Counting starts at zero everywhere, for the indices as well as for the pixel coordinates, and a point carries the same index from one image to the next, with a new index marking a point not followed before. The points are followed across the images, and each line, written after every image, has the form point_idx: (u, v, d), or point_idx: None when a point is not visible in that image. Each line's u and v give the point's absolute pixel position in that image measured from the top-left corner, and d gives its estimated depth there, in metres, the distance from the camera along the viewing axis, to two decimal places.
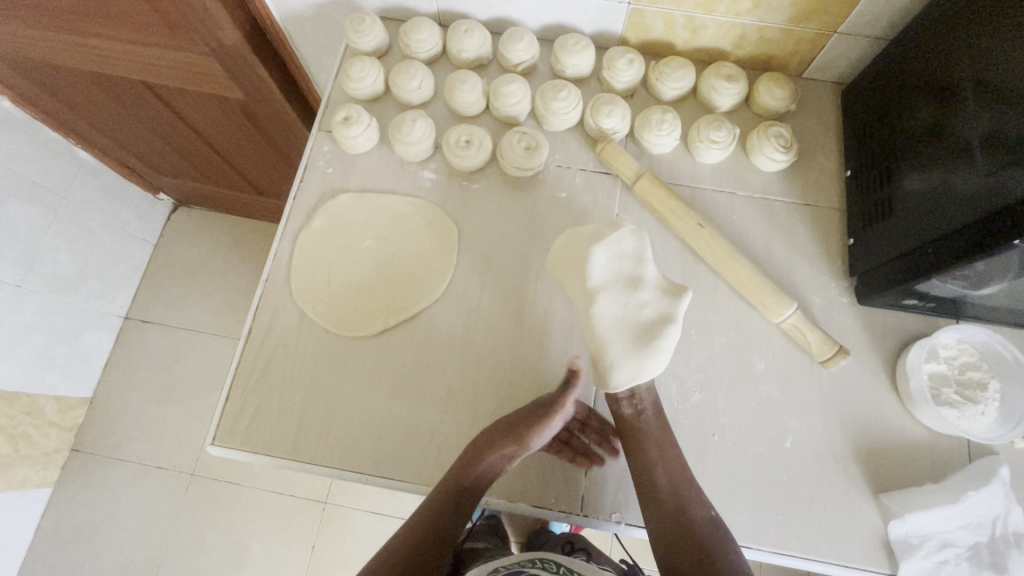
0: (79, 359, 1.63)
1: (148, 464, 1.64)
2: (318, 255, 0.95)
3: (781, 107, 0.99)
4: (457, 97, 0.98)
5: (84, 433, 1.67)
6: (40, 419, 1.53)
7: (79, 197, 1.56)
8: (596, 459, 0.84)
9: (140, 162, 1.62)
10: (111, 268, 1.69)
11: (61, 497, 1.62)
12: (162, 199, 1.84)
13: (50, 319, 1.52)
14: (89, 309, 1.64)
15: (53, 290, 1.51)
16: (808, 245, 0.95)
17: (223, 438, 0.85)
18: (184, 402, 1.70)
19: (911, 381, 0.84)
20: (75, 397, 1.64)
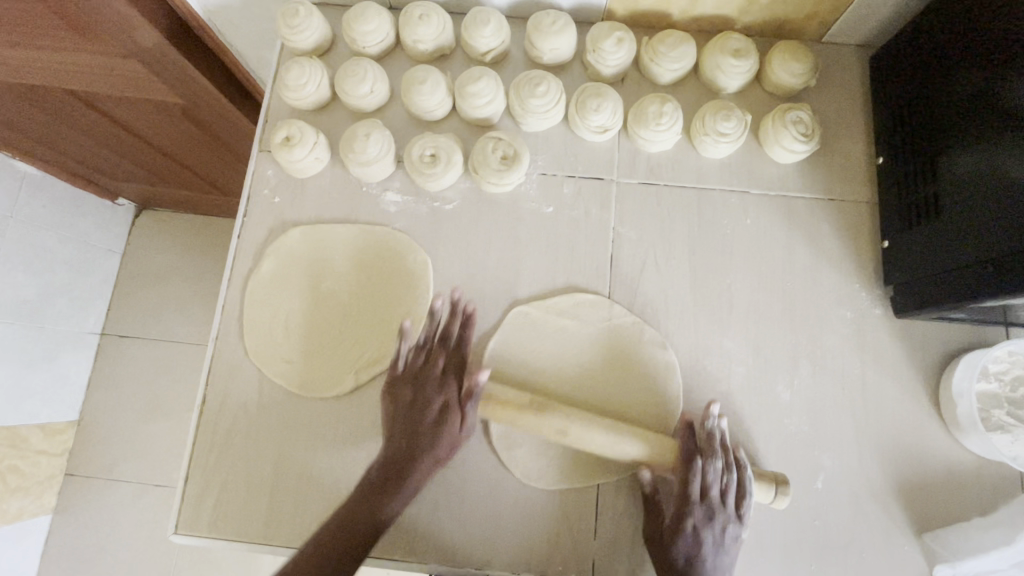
0: (58, 384, 1.34)
1: (146, 484, 1.37)
2: (272, 304, 0.82)
3: (798, 83, 0.84)
4: (417, 100, 0.83)
5: (76, 457, 1.39)
6: (24, 451, 1.27)
7: (28, 213, 1.24)
8: (606, 519, 0.75)
9: (93, 172, 1.31)
10: (77, 283, 1.37)
11: (65, 523, 1.36)
12: (122, 206, 1.48)
13: (14, 346, 1.23)
14: (58, 330, 1.33)
15: (14, 315, 1.22)
16: (835, 250, 0.83)
17: (186, 525, 0.76)
18: (175, 419, 1.40)
19: (957, 406, 0.74)
20: (61, 423, 1.36)
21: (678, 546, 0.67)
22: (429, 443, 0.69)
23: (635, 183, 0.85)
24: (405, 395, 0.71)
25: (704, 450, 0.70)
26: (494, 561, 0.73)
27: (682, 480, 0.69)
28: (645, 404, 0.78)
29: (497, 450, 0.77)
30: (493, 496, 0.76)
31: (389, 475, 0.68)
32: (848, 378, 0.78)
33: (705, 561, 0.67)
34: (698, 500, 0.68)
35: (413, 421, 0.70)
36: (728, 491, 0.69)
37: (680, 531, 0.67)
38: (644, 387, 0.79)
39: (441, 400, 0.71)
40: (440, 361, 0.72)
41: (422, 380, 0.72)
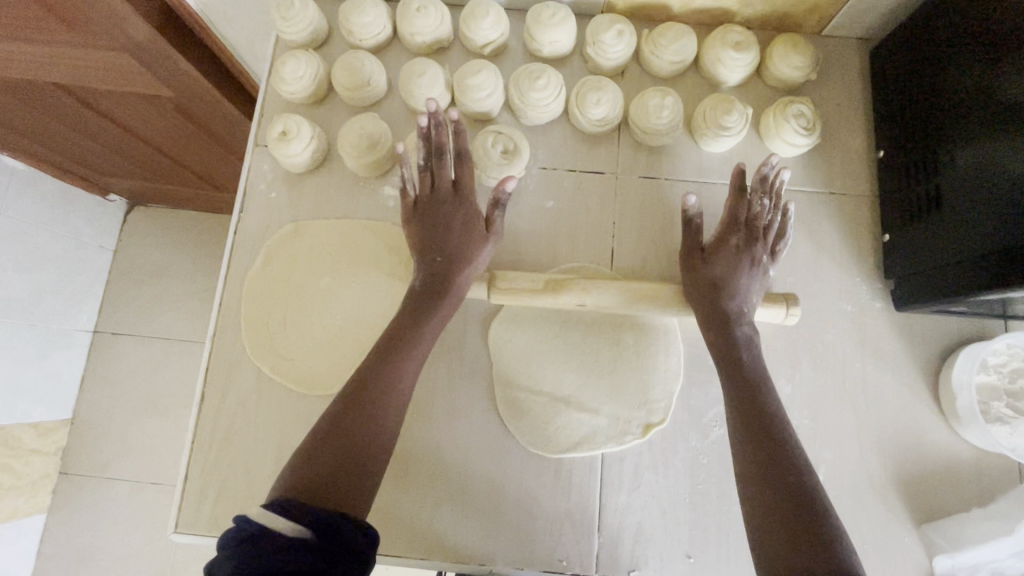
0: (51, 382, 1.32)
1: (141, 482, 1.36)
2: (270, 301, 0.81)
3: (799, 77, 0.84)
4: (416, 94, 0.82)
5: (70, 455, 1.37)
6: (16, 450, 1.25)
7: (18, 209, 1.22)
8: (609, 514, 0.75)
9: (82, 167, 1.29)
10: (69, 281, 1.36)
11: (59, 523, 1.35)
12: (113, 202, 1.46)
13: (5, 343, 1.21)
14: (51, 328, 1.31)
15: (4, 313, 1.21)
16: (835, 243, 0.83)
17: (186, 524, 0.75)
18: (171, 416, 1.39)
19: (957, 398, 0.75)
20: (54, 422, 1.34)
21: (718, 260, 0.72)
22: (456, 239, 0.73)
23: (636, 176, 0.85)
24: (441, 204, 0.75)
25: (758, 187, 0.75)
26: (497, 557, 0.73)
27: (732, 209, 0.74)
28: (648, 389, 0.78)
29: (499, 446, 0.77)
30: (496, 492, 0.75)
31: (428, 292, 0.71)
32: (849, 371, 0.79)
33: (739, 299, 0.70)
34: (744, 223, 0.74)
35: (447, 234, 0.73)
36: (772, 228, 0.75)
37: (726, 240, 0.73)
38: (648, 379, 0.78)
39: (465, 216, 0.74)
40: (446, 173, 0.75)
41: (437, 198, 0.75)
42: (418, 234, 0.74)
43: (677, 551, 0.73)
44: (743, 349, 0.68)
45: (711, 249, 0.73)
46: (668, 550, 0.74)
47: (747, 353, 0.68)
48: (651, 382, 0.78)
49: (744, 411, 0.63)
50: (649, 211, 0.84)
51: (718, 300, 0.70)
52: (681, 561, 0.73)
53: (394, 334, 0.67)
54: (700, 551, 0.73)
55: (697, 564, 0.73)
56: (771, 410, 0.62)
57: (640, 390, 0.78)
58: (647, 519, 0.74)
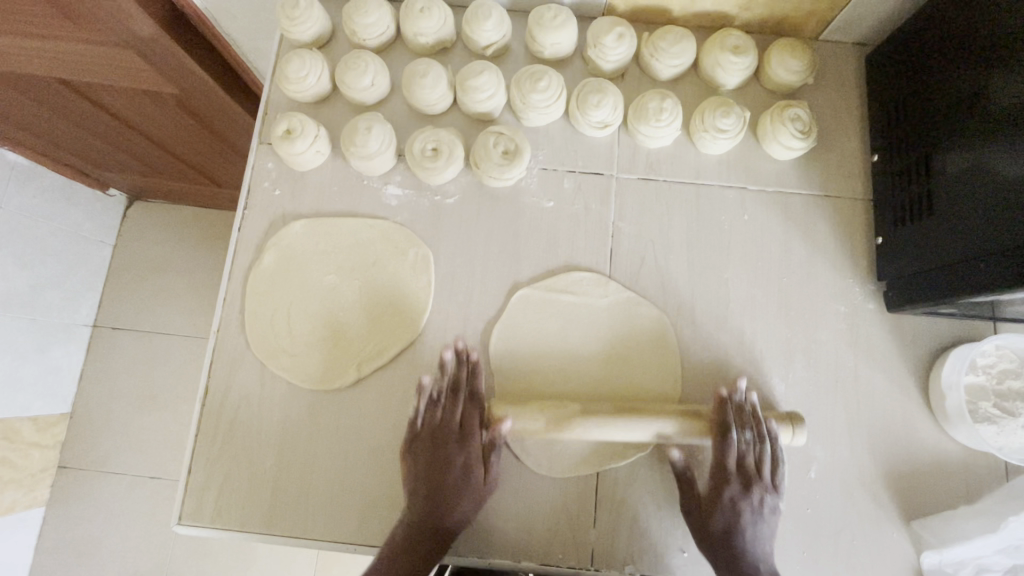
0: (51, 376, 1.33)
1: (141, 476, 1.37)
2: (274, 296, 0.83)
3: (796, 81, 0.85)
4: (419, 94, 0.83)
5: (69, 448, 1.39)
6: (16, 443, 1.26)
7: (19, 204, 1.23)
8: (605, 509, 0.76)
9: (84, 161, 1.29)
10: (69, 275, 1.36)
11: (57, 516, 1.36)
12: (114, 196, 1.47)
13: (6, 338, 1.22)
14: (51, 322, 1.32)
15: (6, 308, 1.21)
16: (830, 245, 0.84)
17: (189, 515, 0.77)
18: (171, 410, 1.40)
19: (946, 398, 0.76)
20: (53, 416, 1.35)
21: (717, 519, 0.70)
22: (461, 476, 0.72)
23: (635, 178, 0.86)
24: (427, 455, 0.73)
25: (741, 424, 0.73)
26: (495, 550, 0.75)
27: (719, 465, 0.71)
28: (644, 386, 0.79)
29: None
30: (495, 485, 0.77)
31: (420, 533, 0.70)
32: (841, 371, 0.80)
33: (752, 555, 0.69)
34: (736, 470, 0.71)
35: (448, 484, 0.71)
36: (762, 462, 0.72)
37: (724, 505, 0.70)
38: (645, 377, 0.80)
39: (457, 426, 0.74)
40: (456, 416, 0.74)
41: (443, 436, 0.73)
42: (416, 475, 0.72)
43: (671, 545, 0.75)
44: (751, 533, 0.69)
45: (708, 494, 0.71)
46: (662, 542, 0.75)
47: (758, 543, 0.69)
48: (647, 380, 0.80)
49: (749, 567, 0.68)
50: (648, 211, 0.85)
51: (725, 540, 0.69)
52: (675, 555, 0.75)
53: None
54: (694, 544, 0.75)
55: (690, 558, 0.75)
56: None
57: (636, 389, 0.79)
58: (643, 513, 0.76)
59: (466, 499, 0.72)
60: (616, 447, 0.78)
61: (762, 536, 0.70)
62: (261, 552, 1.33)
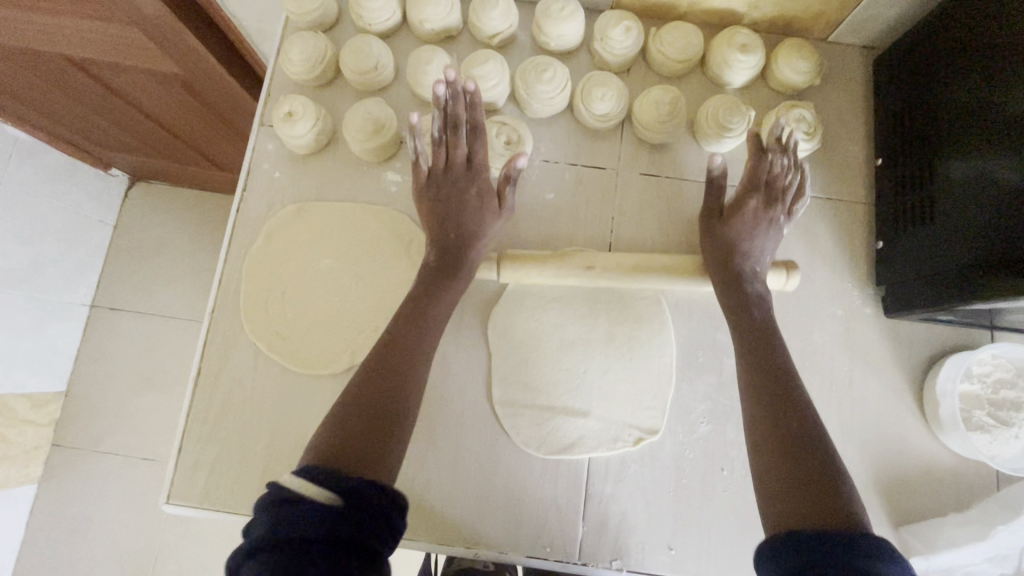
0: (47, 354, 1.33)
1: (133, 457, 1.37)
2: (270, 279, 0.82)
3: (803, 81, 0.84)
4: (422, 81, 0.82)
5: (64, 427, 1.39)
6: (9, 419, 1.25)
7: (20, 179, 1.22)
8: (594, 503, 0.76)
9: (86, 139, 1.28)
10: (68, 253, 1.36)
11: (50, 493, 1.36)
12: (115, 176, 1.46)
13: (4, 313, 1.21)
14: (48, 299, 1.32)
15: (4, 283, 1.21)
16: (830, 248, 0.84)
17: (178, 495, 0.77)
18: (166, 392, 1.40)
19: (940, 406, 0.76)
20: (48, 394, 1.35)
21: (738, 225, 0.74)
22: (473, 206, 0.75)
23: (637, 173, 0.86)
24: (445, 186, 0.76)
25: (778, 147, 0.75)
26: (482, 540, 0.74)
27: (750, 171, 0.75)
28: (637, 383, 0.79)
29: (488, 433, 0.78)
30: (485, 475, 0.77)
31: (445, 265, 0.73)
32: (835, 373, 0.80)
33: (754, 258, 0.73)
34: (763, 184, 0.75)
35: (461, 217, 0.75)
36: (788, 189, 0.76)
37: (736, 206, 0.75)
38: (640, 373, 0.80)
39: (466, 163, 0.76)
40: (463, 148, 0.76)
41: (454, 167, 0.76)
42: (431, 206, 0.76)
43: (659, 543, 0.75)
44: (755, 304, 0.70)
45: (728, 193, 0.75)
46: (651, 540, 0.75)
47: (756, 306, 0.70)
48: (642, 375, 0.79)
49: (755, 370, 0.64)
50: (648, 208, 0.85)
51: (734, 233, 0.74)
52: (662, 553, 0.74)
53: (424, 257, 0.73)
54: (681, 542, 0.75)
55: (677, 556, 0.74)
56: (784, 366, 0.64)
57: (631, 381, 0.79)
58: (632, 509, 0.76)
59: (475, 242, 0.74)
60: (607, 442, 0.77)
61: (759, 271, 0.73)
62: None
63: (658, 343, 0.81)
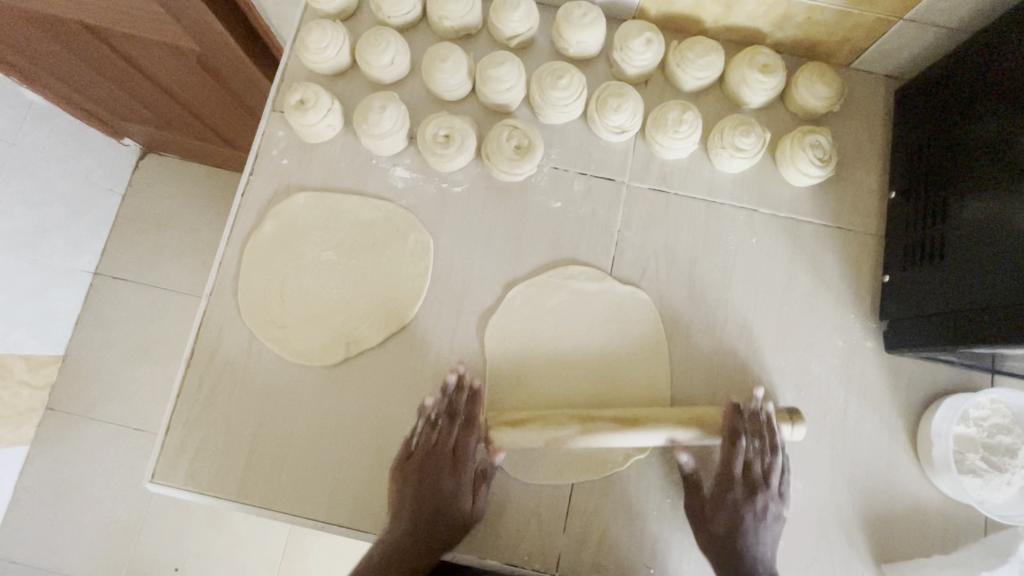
0: (47, 318, 1.33)
1: (124, 428, 1.37)
2: (269, 266, 0.82)
3: (822, 107, 0.83)
4: (437, 78, 0.81)
5: (58, 391, 1.39)
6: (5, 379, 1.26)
7: (32, 144, 1.22)
8: (576, 516, 0.76)
9: (100, 108, 1.28)
10: (75, 221, 1.36)
11: (40, 456, 1.36)
12: (127, 146, 1.46)
13: (6, 275, 1.21)
14: (52, 264, 1.32)
15: (10, 246, 1.20)
16: (835, 278, 0.83)
17: (163, 474, 0.77)
18: (161, 366, 1.41)
19: (933, 446, 0.75)
20: (45, 357, 1.35)
21: (717, 523, 0.71)
22: (453, 506, 0.72)
23: (646, 187, 0.85)
24: (421, 471, 0.72)
25: (752, 434, 0.72)
26: (460, 544, 0.74)
27: (723, 469, 0.72)
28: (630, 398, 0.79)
29: None
30: None
31: (412, 560, 0.70)
32: (830, 405, 0.79)
33: (747, 548, 0.70)
34: (740, 477, 0.72)
35: (439, 509, 0.71)
36: (771, 472, 0.72)
37: (728, 537, 0.70)
38: (633, 388, 0.79)
39: (451, 452, 0.73)
40: (449, 442, 0.74)
41: (435, 460, 0.73)
42: (408, 498, 0.72)
43: (638, 560, 0.74)
44: (753, 560, 0.70)
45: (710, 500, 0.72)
46: (630, 556, 0.75)
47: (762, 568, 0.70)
48: (636, 391, 0.79)
49: None
50: (655, 223, 0.84)
51: (729, 544, 0.70)
52: (641, 570, 0.74)
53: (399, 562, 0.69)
54: (660, 561, 0.74)
55: (655, 574, 0.74)
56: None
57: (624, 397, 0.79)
58: (614, 524, 0.75)
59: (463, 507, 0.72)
60: (594, 455, 0.77)
61: (762, 542, 0.71)
62: (232, 518, 1.34)
63: (654, 359, 0.80)
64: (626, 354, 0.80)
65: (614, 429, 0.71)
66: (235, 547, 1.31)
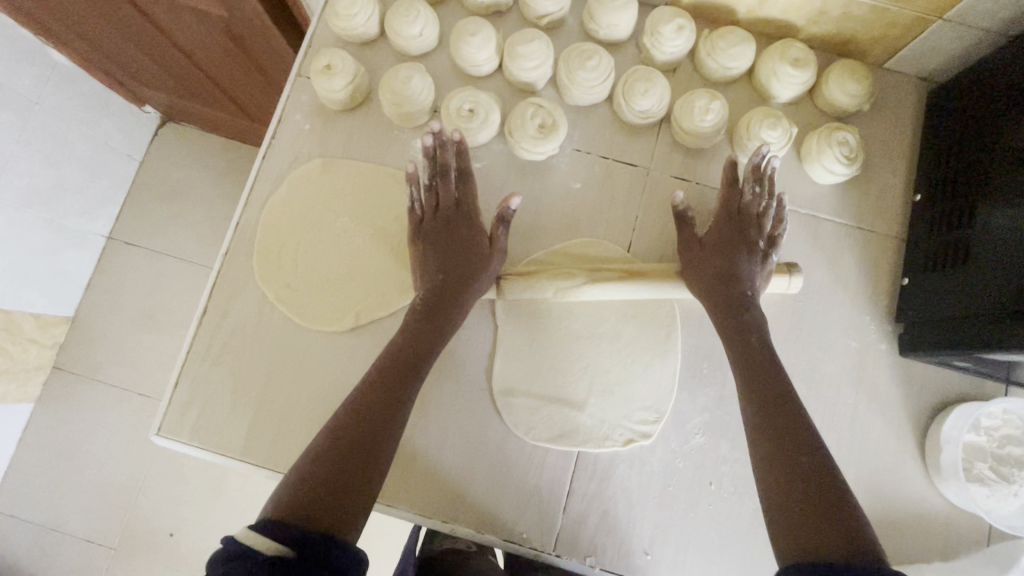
0: (59, 279, 1.34)
1: (128, 391, 1.39)
2: (285, 230, 0.82)
3: (851, 105, 0.82)
4: (465, 52, 0.81)
5: (66, 351, 1.40)
6: (17, 337, 1.27)
7: (53, 104, 1.22)
8: (577, 498, 0.75)
9: (121, 69, 1.28)
10: (92, 183, 1.37)
11: (45, 414, 1.38)
12: (147, 112, 1.47)
13: (22, 232, 1.22)
14: (67, 225, 1.33)
15: (27, 204, 1.21)
16: (853, 278, 0.82)
17: (169, 429, 0.77)
18: (169, 331, 1.42)
19: (943, 452, 0.75)
20: (55, 317, 1.36)
21: (709, 263, 0.73)
22: (462, 248, 0.74)
23: (668, 175, 0.84)
24: (431, 233, 0.75)
25: (754, 176, 0.76)
26: (460, 518, 0.74)
27: (726, 205, 0.76)
28: (637, 385, 0.78)
29: (482, 414, 0.78)
30: (472, 454, 0.76)
31: (424, 321, 0.71)
32: (841, 405, 0.79)
33: (747, 284, 0.72)
34: (738, 216, 0.75)
35: (450, 245, 0.74)
36: (766, 215, 0.75)
37: (728, 240, 0.74)
38: (642, 375, 0.78)
39: (454, 204, 0.76)
40: (451, 191, 0.77)
41: (441, 213, 0.76)
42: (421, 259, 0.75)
43: (636, 546, 0.74)
44: (755, 333, 0.69)
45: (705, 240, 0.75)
46: (629, 543, 0.74)
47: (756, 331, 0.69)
48: (644, 377, 0.78)
49: (752, 386, 0.65)
50: None
51: (733, 265, 0.72)
52: (639, 556, 0.74)
53: (409, 335, 0.70)
54: (658, 549, 0.74)
55: (653, 562, 0.74)
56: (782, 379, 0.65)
57: (632, 383, 0.78)
58: (614, 509, 0.75)
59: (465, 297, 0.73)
60: (599, 438, 0.76)
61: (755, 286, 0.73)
62: (231, 486, 1.35)
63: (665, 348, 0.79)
64: (637, 340, 0.79)
65: (617, 279, 0.74)
66: (231, 515, 1.32)
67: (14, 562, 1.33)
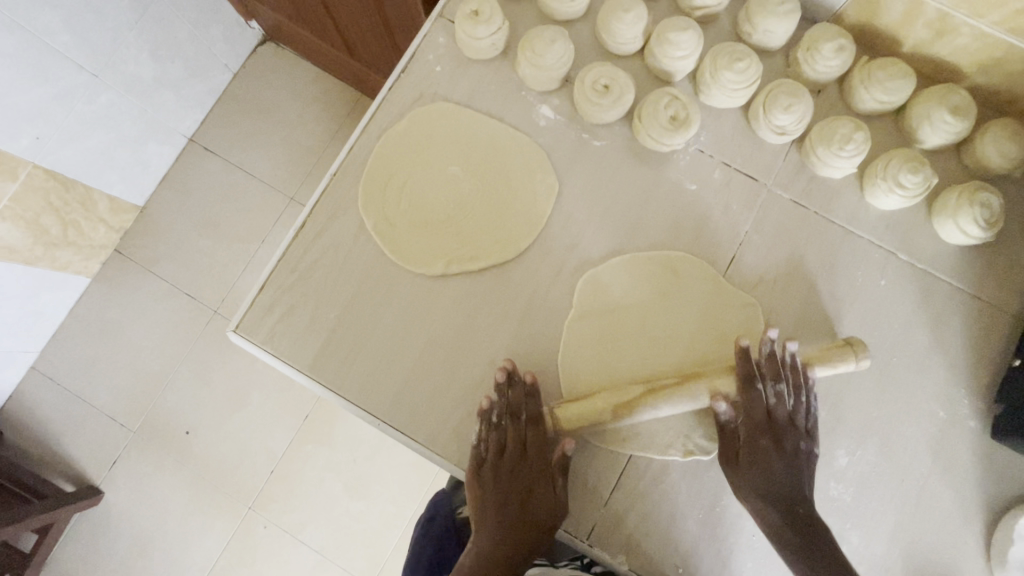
0: (137, 168, 1.38)
1: (178, 289, 1.42)
2: (394, 164, 0.82)
3: (1002, 167, 0.77)
4: (613, 27, 0.79)
5: (128, 238, 1.44)
6: (90, 213, 1.30)
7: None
8: (621, 495, 0.75)
9: None
10: (188, 84, 1.40)
11: (97, 293, 1.42)
12: (252, 28, 1.48)
13: (115, 115, 1.25)
14: (158, 119, 1.36)
15: (126, 89, 1.25)
16: (955, 347, 0.78)
17: (245, 328, 0.79)
18: (227, 241, 1.44)
19: (1011, 546, 0.71)
20: (127, 204, 1.40)
21: (750, 467, 0.69)
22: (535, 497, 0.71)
23: (787, 197, 0.81)
24: (494, 486, 0.72)
25: (773, 374, 0.70)
26: None
27: (749, 404, 0.70)
28: None
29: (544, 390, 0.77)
30: None
31: (509, 557, 0.70)
32: (910, 472, 0.75)
33: (799, 490, 0.68)
34: (769, 421, 0.70)
35: (518, 476, 0.72)
36: (799, 412, 0.71)
37: (764, 455, 0.68)
38: None
39: (519, 451, 0.73)
40: (512, 439, 0.73)
41: (500, 463, 0.72)
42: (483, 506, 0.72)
43: (669, 557, 0.73)
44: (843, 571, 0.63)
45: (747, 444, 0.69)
46: (663, 552, 0.73)
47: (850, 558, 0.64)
48: None
49: None
50: (785, 236, 0.80)
51: (779, 478, 0.68)
52: (669, 568, 0.73)
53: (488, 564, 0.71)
54: (690, 566, 0.73)
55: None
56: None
57: None
58: (655, 515, 0.74)
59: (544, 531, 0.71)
60: (656, 443, 0.75)
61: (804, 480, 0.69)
62: (253, 404, 1.37)
63: None
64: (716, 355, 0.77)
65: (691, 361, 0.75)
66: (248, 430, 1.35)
67: (40, 421, 1.38)
